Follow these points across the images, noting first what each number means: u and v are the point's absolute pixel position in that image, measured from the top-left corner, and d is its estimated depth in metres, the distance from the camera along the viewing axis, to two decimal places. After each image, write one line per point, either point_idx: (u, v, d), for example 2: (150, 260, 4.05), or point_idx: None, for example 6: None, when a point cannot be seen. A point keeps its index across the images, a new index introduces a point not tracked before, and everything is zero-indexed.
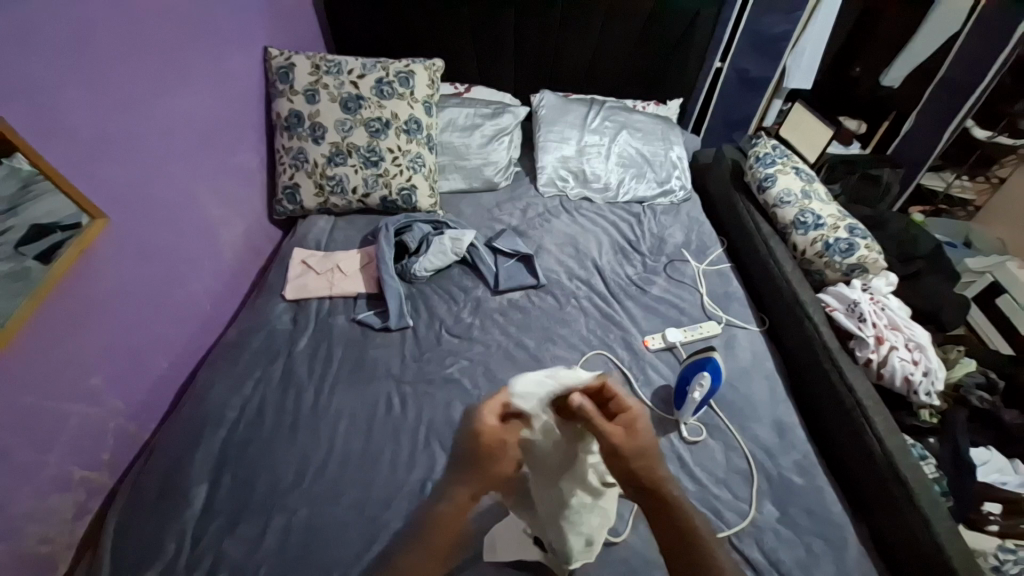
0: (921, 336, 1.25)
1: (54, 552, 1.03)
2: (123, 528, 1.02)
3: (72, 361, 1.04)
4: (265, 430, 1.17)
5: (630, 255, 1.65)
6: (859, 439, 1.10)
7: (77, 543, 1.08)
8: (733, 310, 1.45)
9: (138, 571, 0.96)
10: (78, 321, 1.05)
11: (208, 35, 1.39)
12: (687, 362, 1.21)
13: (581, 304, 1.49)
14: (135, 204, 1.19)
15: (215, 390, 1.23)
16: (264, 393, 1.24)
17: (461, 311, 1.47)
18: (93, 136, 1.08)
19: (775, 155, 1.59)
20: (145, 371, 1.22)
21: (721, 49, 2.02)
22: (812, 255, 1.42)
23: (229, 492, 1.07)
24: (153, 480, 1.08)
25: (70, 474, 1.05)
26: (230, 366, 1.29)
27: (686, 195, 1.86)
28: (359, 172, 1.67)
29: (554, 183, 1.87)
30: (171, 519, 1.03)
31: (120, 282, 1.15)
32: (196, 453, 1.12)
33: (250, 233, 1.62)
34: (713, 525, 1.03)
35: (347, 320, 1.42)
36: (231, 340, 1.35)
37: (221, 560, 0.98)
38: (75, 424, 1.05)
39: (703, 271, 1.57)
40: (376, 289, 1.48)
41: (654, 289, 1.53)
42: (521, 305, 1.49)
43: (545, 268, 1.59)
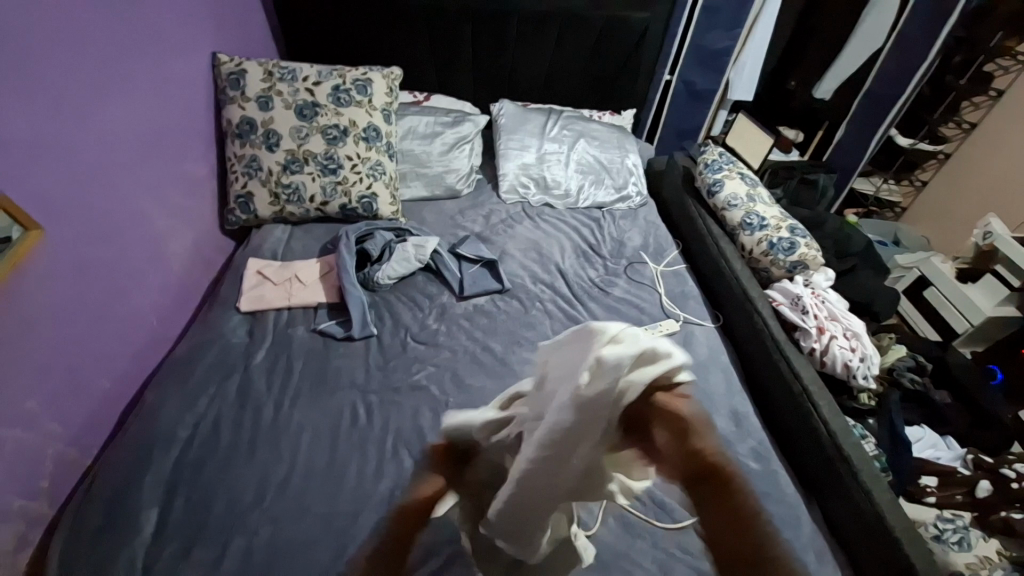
0: (857, 325, 1.35)
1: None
2: (64, 561, 0.95)
3: (3, 384, 0.96)
4: (222, 447, 1.12)
5: (592, 258, 1.70)
6: (806, 423, 1.17)
7: None
8: (689, 308, 1.52)
9: None
10: (10, 341, 0.97)
11: (152, 40, 1.34)
12: None
13: (545, 307, 1.51)
14: (73, 213, 1.12)
15: (167, 408, 1.17)
16: (219, 410, 1.18)
17: (426, 317, 1.46)
18: (25, 141, 1.01)
19: (721, 162, 1.68)
20: (86, 392, 1.14)
21: (669, 62, 2.13)
22: (758, 254, 1.51)
23: (183, 515, 1.01)
24: (99, 507, 1.01)
25: (4, 507, 0.96)
26: (183, 382, 1.22)
27: (642, 200, 1.94)
28: (316, 180, 1.64)
29: (516, 190, 1.90)
30: (118, 548, 0.96)
31: (57, 298, 1.07)
32: (147, 476, 1.05)
33: (200, 244, 1.55)
34: (679, 514, 1.07)
35: (308, 331, 1.38)
36: (183, 356, 1.28)
37: None
38: (7, 452, 0.97)
39: (660, 272, 1.63)
40: (338, 299, 1.45)
41: (615, 290, 1.58)
42: (487, 310, 1.49)
43: (510, 272, 1.61)
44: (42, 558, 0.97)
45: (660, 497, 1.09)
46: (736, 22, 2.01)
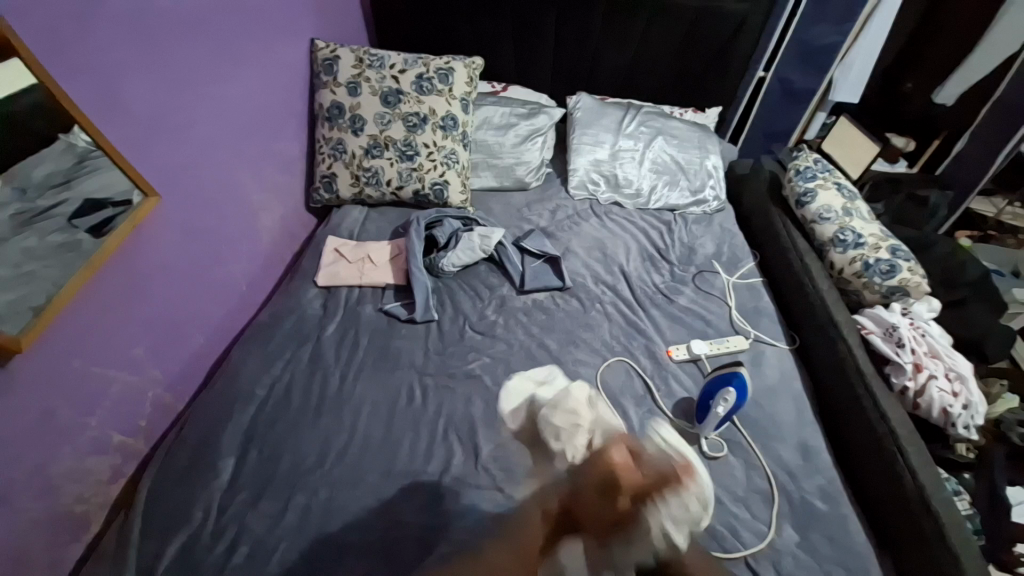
0: (963, 367, 1.20)
1: (91, 511, 1.07)
2: (156, 492, 1.07)
3: (116, 330, 1.09)
4: (291, 410, 1.21)
5: (659, 265, 1.64)
6: (888, 469, 1.05)
7: (112, 503, 1.12)
8: (762, 326, 1.42)
9: (167, 535, 1.01)
10: (125, 293, 1.11)
11: (260, 25, 1.44)
12: (710, 376, 1.19)
13: (605, 309, 1.48)
14: (182, 183, 1.24)
15: (246, 368, 1.28)
16: (292, 374, 1.28)
17: (485, 308, 1.49)
18: (148, 116, 1.14)
19: (816, 169, 1.53)
20: (183, 345, 1.28)
21: (765, 58, 1.97)
22: (849, 275, 1.37)
23: (255, 467, 1.11)
24: (186, 450, 1.13)
25: (109, 437, 1.10)
26: (262, 346, 1.33)
27: (720, 205, 1.82)
28: (393, 165, 1.70)
29: (586, 186, 1.87)
30: (200, 488, 1.07)
31: (165, 257, 1.20)
32: (227, 427, 1.16)
33: (287, 218, 1.67)
34: (729, 544, 1.01)
35: (375, 310, 1.45)
36: (264, 322, 1.40)
37: (244, 532, 1.02)
38: (117, 390, 1.11)
39: (732, 284, 1.54)
40: (404, 281, 1.51)
41: (680, 299, 1.52)
42: (546, 307, 1.49)
43: (572, 270, 1.59)
44: (138, 486, 1.10)
45: (712, 523, 1.04)
46: (849, 16, 1.82)
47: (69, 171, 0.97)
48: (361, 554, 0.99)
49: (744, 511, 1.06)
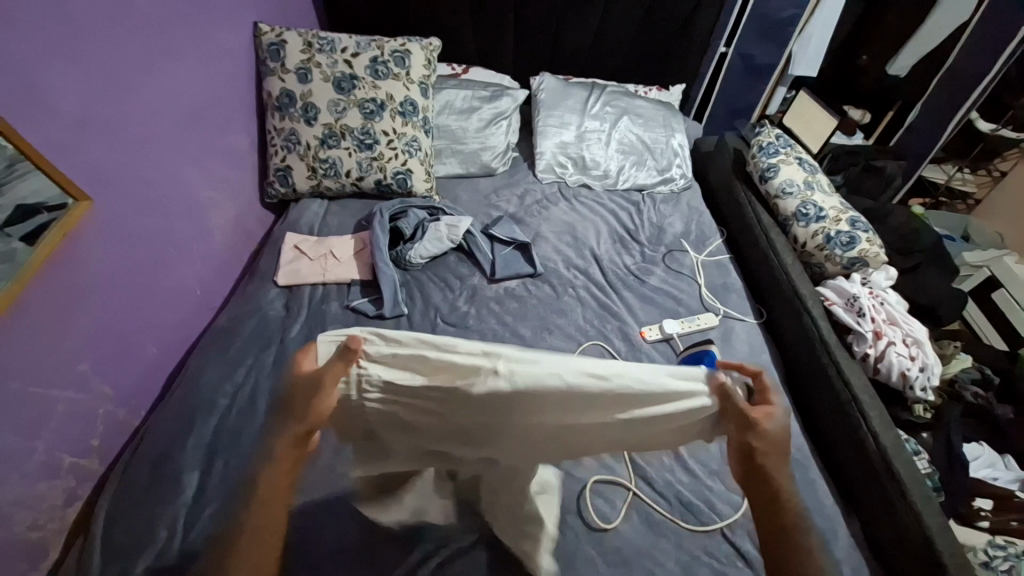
0: (920, 331, 1.25)
1: (44, 540, 1.00)
2: (115, 513, 1.01)
3: (58, 347, 1.01)
4: (257, 417, 1.16)
5: (628, 247, 1.64)
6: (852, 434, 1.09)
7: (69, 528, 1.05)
8: (731, 302, 1.44)
9: (129, 558, 0.95)
10: (65, 306, 1.03)
11: (196, 8, 1.33)
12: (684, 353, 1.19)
13: (578, 294, 1.47)
14: (120, 184, 1.15)
15: (207, 376, 1.22)
16: (257, 379, 1.23)
17: (456, 299, 1.46)
18: (75, 114, 1.04)
19: (778, 145, 1.55)
20: (134, 356, 1.20)
21: (726, 33, 1.97)
22: (812, 248, 1.39)
23: (221, 479, 1.06)
24: (146, 467, 1.07)
25: (59, 460, 1.02)
26: (223, 352, 1.27)
27: (687, 183, 1.83)
28: (352, 155, 1.62)
29: (553, 169, 1.84)
30: (163, 506, 1.02)
31: (107, 266, 1.12)
32: (190, 439, 1.11)
33: (241, 216, 1.59)
34: (706, 517, 1.04)
35: (341, 307, 1.40)
36: (224, 326, 1.33)
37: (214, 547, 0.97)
38: (64, 409, 1.03)
39: (701, 262, 1.56)
40: (370, 276, 1.47)
41: (650, 280, 1.53)
42: (518, 294, 1.47)
43: (543, 256, 1.57)
44: (95, 509, 1.03)
45: (689, 498, 1.06)
46: None
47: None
48: (340, 559, 0.97)
49: (718, 484, 1.08)
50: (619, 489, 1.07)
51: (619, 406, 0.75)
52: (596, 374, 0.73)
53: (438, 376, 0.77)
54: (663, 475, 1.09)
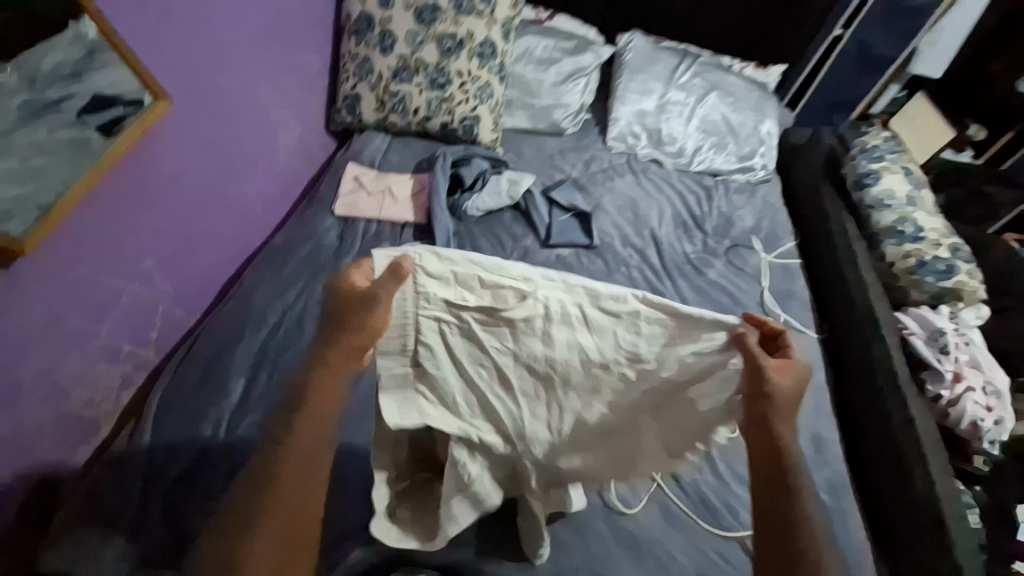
0: (1003, 382, 1.14)
1: (100, 417, 1.08)
2: (166, 404, 1.07)
3: (126, 241, 1.05)
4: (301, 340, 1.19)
5: (691, 235, 1.55)
6: (902, 473, 1.03)
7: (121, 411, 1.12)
8: (792, 310, 1.36)
9: (174, 449, 1.01)
10: (135, 204, 1.05)
11: None
12: None
13: (630, 274, 1.42)
14: (196, 88, 1.15)
15: (259, 293, 1.25)
16: (305, 304, 1.25)
17: (506, 258, 1.43)
18: (160, 8, 1.02)
19: (884, 150, 1.40)
20: (194, 262, 1.24)
21: (847, 14, 1.71)
22: (900, 270, 1.27)
23: (262, 393, 1.10)
24: (197, 368, 1.12)
25: (119, 347, 1.09)
26: (276, 273, 1.30)
27: (767, 176, 1.69)
28: (423, 93, 1.57)
29: (625, 139, 1.73)
30: (209, 407, 1.07)
31: (176, 170, 1.13)
32: (238, 349, 1.16)
33: (306, 139, 1.57)
34: (728, 522, 1.02)
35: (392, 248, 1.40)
36: (278, 247, 1.35)
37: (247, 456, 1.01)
38: (127, 300, 1.08)
39: (767, 263, 1.47)
40: (425, 221, 1.45)
41: (709, 273, 1.45)
42: (570, 264, 1.43)
43: (601, 229, 1.51)
44: (147, 398, 1.10)
45: (713, 500, 1.04)
46: None
47: (79, 63, 0.89)
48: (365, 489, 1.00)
49: (746, 492, 1.06)
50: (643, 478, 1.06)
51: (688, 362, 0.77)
52: (654, 319, 0.76)
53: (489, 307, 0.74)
54: (690, 473, 1.08)
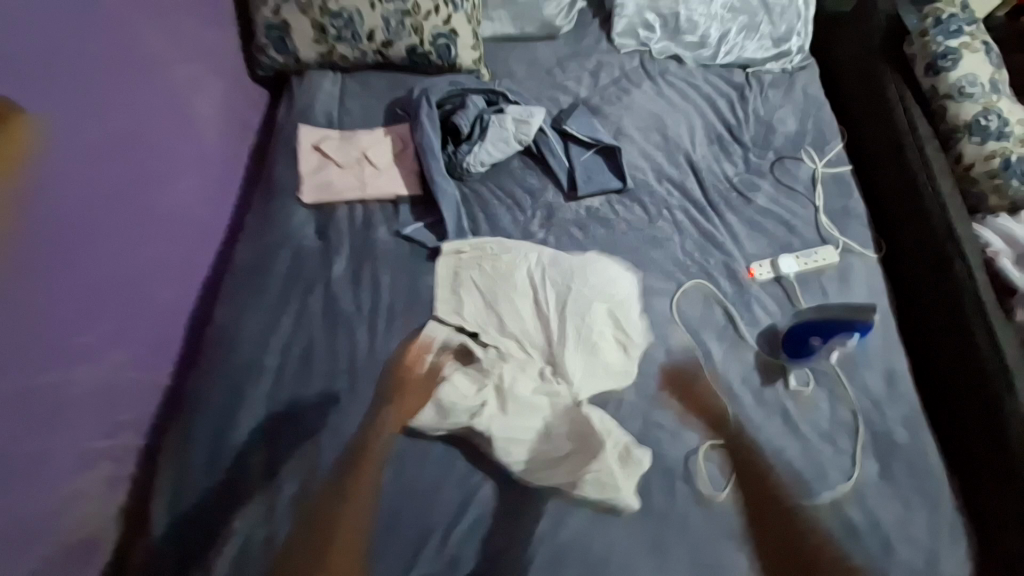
0: None
1: (98, 528, 0.88)
2: (174, 500, 0.90)
3: (50, 313, 0.80)
4: (316, 381, 0.98)
5: (728, 153, 1.33)
6: (993, 411, 1.00)
7: (117, 518, 0.91)
8: (851, 230, 1.24)
9: (209, 548, 0.86)
10: (40, 262, 0.78)
11: None
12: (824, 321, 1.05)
13: (674, 218, 1.23)
14: (50, 73, 0.80)
15: (246, 331, 0.99)
16: (306, 333, 1.01)
17: (529, 222, 1.19)
18: None
19: (962, 21, 1.22)
20: (149, 305, 0.98)
21: None
22: (980, 173, 1.17)
23: (293, 454, 0.92)
24: (199, 445, 0.92)
25: (86, 448, 0.87)
26: (258, 301, 1.02)
27: (806, 60, 1.43)
28: (377, 7, 1.20)
29: (634, 33, 1.42)
30: (231, 490, 0.89)
31: (74, 197, 0.83)
32: (241, 410, 0.94)
33: (224, 101, 1.20)
34: (816, 483, 1.00)
35: (389, 235, 1.11)
36: (249, 263, 1.06)
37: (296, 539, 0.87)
38: (80, 384, 0.85)
39: (819, 175, 1.29)
40: (421, 191, 1.15)
41: (755, 200, 1.27)
42: (603, 216, 1.21)
43: (629, 164, 1.27)
44: (151, 494, 0.91)
45: (799, 465, 1.01)
46: None
47: None
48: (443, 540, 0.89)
49: (828, 446, 1.03)
50: (727, 454, 1.01)
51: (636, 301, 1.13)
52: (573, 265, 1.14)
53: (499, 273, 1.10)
54: (774, 440, 1.03)
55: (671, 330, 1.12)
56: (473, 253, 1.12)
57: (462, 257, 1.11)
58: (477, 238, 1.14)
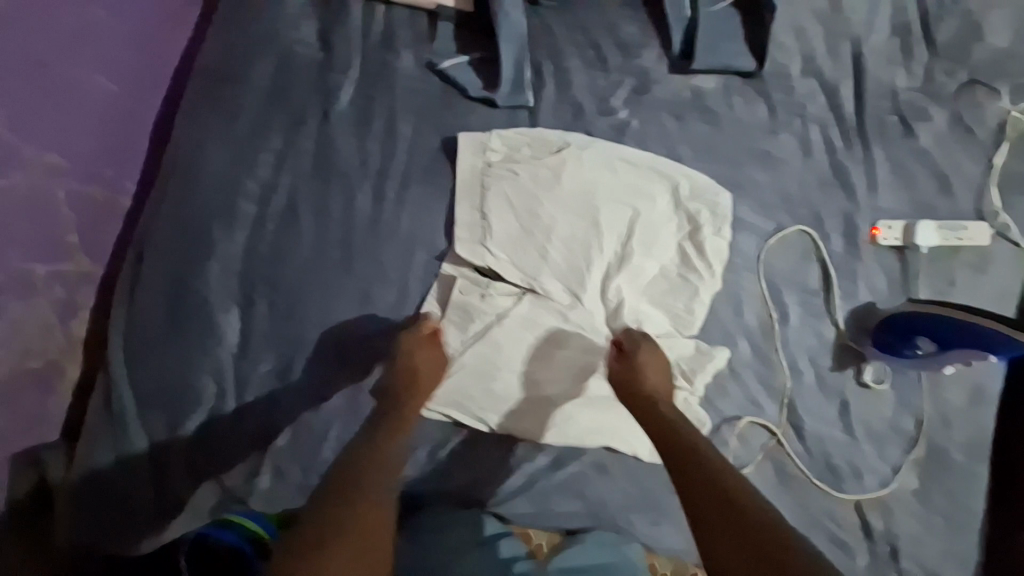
0: None
1: (57, 362, 0.72)
2: (135, 353, 0.71)
3: None
4: (306, 246, 0.75)
5: (912, 59, 0.94)
6: None
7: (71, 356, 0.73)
8: (1018, 207, 0.94)
9: (179, 410, 0.71)
10: None
11: None
12: (916, 324, 0.84)
13: (803, 133, 0.89)
14: None
15: (217, 160, 0.74)
16: (296, 176, 0.76)
17: (612, 89, 0.85)
18: None
19: None
20: (86, 93, 0.70)
21: None
22: None
23: (271, 325, 0.74)
24: (163, 290, 0.72)
25: (25, 270, 0.66)
26: (225, 129, 0.75)
27: None
28: None
29: None
30: (196, 351, 0.71)
31: None
32: (213, 259, 0.73)
33: None
34: (846, 484, 0.87)
35: (418, 64, 0.80)
36: (218, 69, 0.76)
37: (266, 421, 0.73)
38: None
39: (1016, 121, 0.93)
40: (472, 7, 0.82)
41: (917, 137, 0.93)
42: (713, 107, 0.87)
43: (777, 36, 0.89)
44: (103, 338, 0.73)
45: (837, 459, 0.87)
46: None
47: None
48: (426, 456, 0.77)
49: (873, 450, 0.88)
50: (761, 432, 0.86)
51: (719, 219, 0.83)
52: (653, 161, 0.83)
53: (535, 182, 0.79)
54: (819, 430, 0.87)
55: (748, 280, 0.86)
56: (503, 158, 0.79)
57: (486, 164, 0.79)
58: (506, 132, 0.80)
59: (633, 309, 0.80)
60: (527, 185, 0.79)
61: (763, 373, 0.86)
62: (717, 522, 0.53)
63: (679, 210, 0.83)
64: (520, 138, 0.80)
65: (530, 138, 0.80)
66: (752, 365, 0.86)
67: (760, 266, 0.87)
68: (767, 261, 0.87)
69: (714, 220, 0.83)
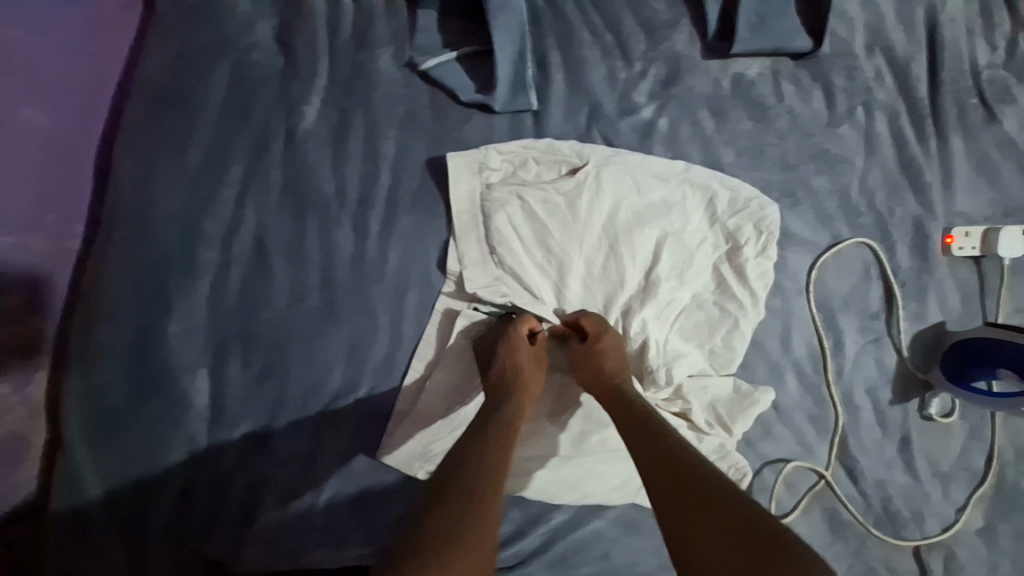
0: None
1: (19, 435, 0.65)
2: (95, 430, 0.62)
3: None
4: (281, 293, 0.65)
5: (1003, 24, 0.77)
6: None
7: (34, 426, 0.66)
8: None
9: (151, 490, 0.63)
10: None
11: None
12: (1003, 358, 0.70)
13: (868, 124, 0.74)
14: None
15: (168, 197, 0.64)
16: (262, 211, 0.65)
17: (635, 82, 0.70)
18: None
19: None
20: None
21: None
22: None
23: (246, 386, 0.64)
24: (120, 354, 0.63)
25: None
26: (176, 159, 0.64)
27: None
28: None
29: None
30: (163, 420, 0.63)
31: None
32: (173, 314, 0.63)
33: None
34: (906, 529, 0.76)
35: (399, 65, 0.67)
36: (161, 86, 0.65)
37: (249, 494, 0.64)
38: None
39: None
40: None
41: (1002, 123, 0.76)
42: (757, 98, 0.72)
43: (836, 5, 0.73)
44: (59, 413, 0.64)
45: (895, 502, 0.76)
46: None
47: None
48: None
49: (938, 490, 0.77)
50: (809, 475, 0.76)
51: (765, 237, 0.70)
52: (684, 169, 0.69)
53: (545, 206, 0.66)
54: (875, 471, 0.76)
55: (798, 304, 0.74)
56: (505, 178, 0.67)
57: (485, 186, 0.66)
58: (507, 146, 0.67)
59: (663, 349, 0.69)
60: (536, 209, 0.66)
61: (813, 410, 0.75)
62: (670, 500, 0.46)
63: (716, 228, 0.70)
64: (524, 151, 0.67)
65: (537, 150, 0.67)
66: (800, 401, 0.75)
67: (810, 291, 0.74)
68: (818, 283, 0.74)
69: (758, 238, 0.70)
